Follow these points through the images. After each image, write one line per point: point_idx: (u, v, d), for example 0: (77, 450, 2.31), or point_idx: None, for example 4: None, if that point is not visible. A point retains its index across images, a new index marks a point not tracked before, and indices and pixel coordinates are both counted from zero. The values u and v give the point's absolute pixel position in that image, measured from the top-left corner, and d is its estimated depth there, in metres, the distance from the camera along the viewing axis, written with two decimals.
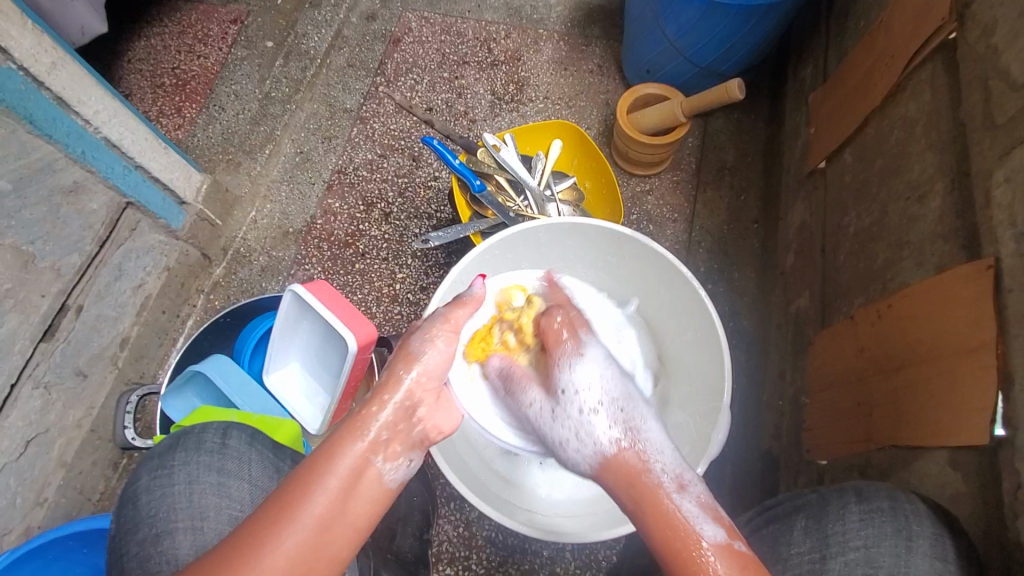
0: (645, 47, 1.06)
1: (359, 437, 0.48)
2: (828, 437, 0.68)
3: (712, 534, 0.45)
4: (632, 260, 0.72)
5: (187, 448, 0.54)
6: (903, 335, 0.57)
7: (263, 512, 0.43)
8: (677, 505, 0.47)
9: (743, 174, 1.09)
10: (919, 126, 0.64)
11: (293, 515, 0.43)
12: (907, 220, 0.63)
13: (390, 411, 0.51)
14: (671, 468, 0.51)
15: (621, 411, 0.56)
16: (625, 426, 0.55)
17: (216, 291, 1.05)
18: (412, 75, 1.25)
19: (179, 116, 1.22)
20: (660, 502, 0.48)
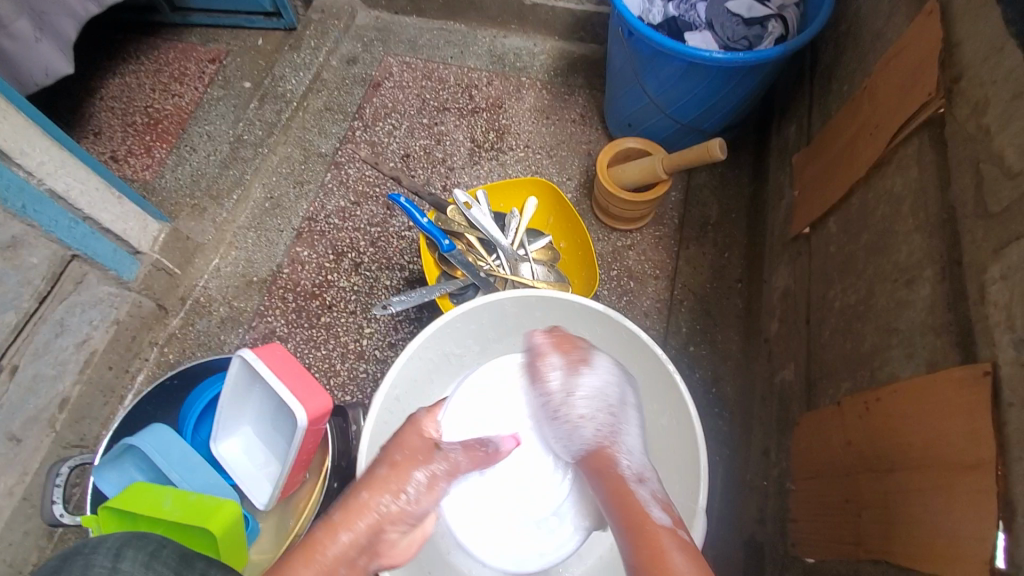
0: (627, 101, 1.04)
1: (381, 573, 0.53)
2: (813, 534, 0.63)
3: (661, 519, 0.50)
4: (606, 335, 0.68)
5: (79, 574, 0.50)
6: (894, 435, 0.53)
7: None
8: (635, 491, 0.52)
9: (727, 232, 1.06)
10: (906, 204, 0.61)
11: None
12: (896, 304, 0.59)
13: None
14: (637, 465, 0.56)
15: (609, 417, 0.59)
16: (608, 423, 0.58)
17: (171, 344, 0.99)
18: (391, 120, 1.22)
19: (148, 156, 1.17)
20: (631, 491, 0.53)
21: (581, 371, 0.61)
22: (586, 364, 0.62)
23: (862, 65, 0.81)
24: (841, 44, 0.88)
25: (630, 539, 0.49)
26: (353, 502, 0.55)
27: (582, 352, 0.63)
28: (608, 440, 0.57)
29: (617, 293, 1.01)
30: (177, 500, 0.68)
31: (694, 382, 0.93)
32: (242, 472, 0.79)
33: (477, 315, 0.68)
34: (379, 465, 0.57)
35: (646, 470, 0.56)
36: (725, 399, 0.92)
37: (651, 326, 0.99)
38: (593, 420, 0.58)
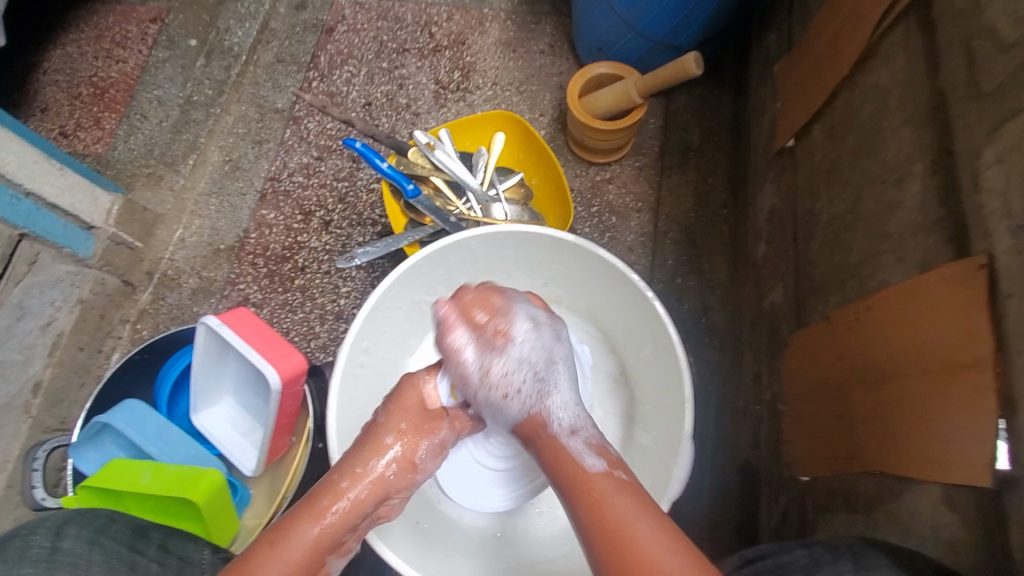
0: (595, 21, 0.97)
1: (357, 482, 0.52)
2: (808, 452, 0.61)
3: (594, 466, 0.48)
4: (583, 267, 0.65)
5: (7, 557, 0.48)
6: (885, 342, 0.50)
7: (280, 528, 0.49)
8: (567, 446, 0.51)
9: (710, 156, 1.01)
10: (893, 97, 0.56)
11: (299, 539, 0.49)
12: (884, 207, 0.55)
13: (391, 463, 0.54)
14: (569, 419, 0.54)
15: (536, 378, 0.55)
16: (536, 389, 0.55)
17: (143, 320, 0.96)
18: (348, 67, 1.14)
19: (98, 128, 1.09)
20: (554, 447, 0.51)
21: (494, 359, 0.56)
22: (502, 326, 0.57)
23: None
24: None
25: (570, 500, 0.47)
26: (358, 470, 0.53)
27: (498, 314, 0.57)
28: (537, 405, 0.54)
29: (599, 230, 0.97)
30: (157, 473, 0.66)
31: (682, 314, 0.90)
32: (225, 440, 0.78)
33: (447, 255, 0.65)
34: (384, 431, 0.56)
35: (580, 421, 0.54)
36: (716, 328, 0.89)
37: (636, 261, 0.95)
38: (518, 391, 0.55)
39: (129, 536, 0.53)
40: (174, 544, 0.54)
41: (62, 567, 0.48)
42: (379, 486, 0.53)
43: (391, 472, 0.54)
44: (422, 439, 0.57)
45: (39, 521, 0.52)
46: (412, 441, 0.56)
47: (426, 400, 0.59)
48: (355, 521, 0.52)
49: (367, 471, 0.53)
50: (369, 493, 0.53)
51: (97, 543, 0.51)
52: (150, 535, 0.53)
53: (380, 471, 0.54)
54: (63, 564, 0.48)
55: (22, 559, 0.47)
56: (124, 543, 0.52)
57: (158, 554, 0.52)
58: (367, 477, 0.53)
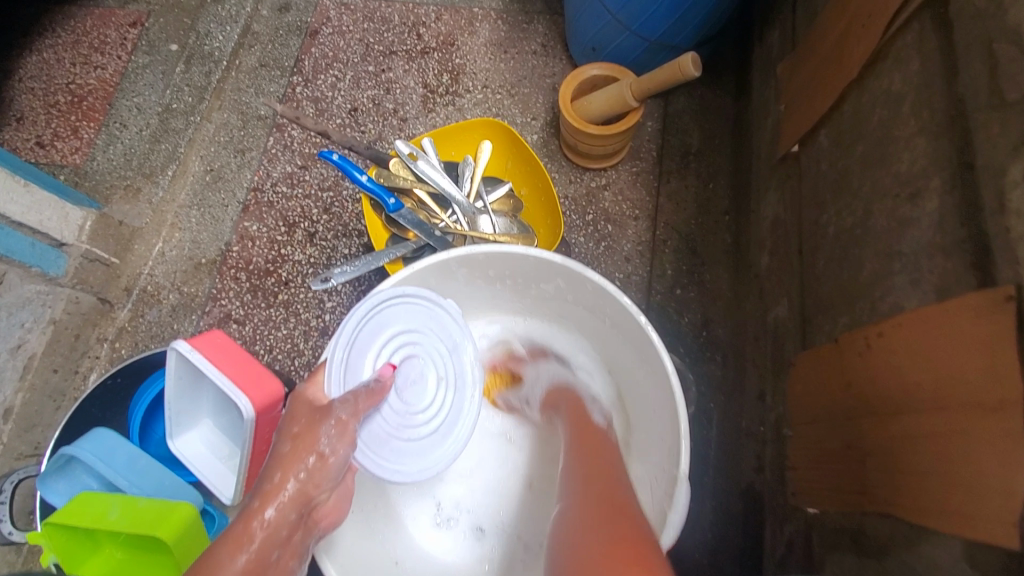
0: (588, 21, 0.93)
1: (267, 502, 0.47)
2: (814, 484, 0.57)
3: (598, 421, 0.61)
4: (572, 289, 0.62)
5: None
6: (899, 373, 0.46)
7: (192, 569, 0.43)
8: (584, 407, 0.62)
9: (710, 160, 0.96)
10: (907, 103, 0.52)
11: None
12: (897, 224, 0.51)
13: (304, 472, 0.49)
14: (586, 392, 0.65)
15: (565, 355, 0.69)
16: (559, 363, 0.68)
17: (121, 338, 0.92)
18: (333, 71, 1.10)
19: (76, 138, 1.05)
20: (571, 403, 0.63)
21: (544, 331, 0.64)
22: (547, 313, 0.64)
23: None
24: None
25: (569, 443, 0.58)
26: (267, 487, 0.47)
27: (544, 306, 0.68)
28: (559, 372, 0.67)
29: (594, 239, 0.93)
30: (125, 509, 0.63)
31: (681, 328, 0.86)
32: (202, 467, 0.74)
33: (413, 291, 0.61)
34: (280, 441, 0.50)
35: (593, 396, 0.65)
36: (717, 343, 0.85)
37: (633, 272, 0.91)
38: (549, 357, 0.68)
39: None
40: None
41: None
42: (300, 493, 0.48)
43: (304, 475, 0.49)
44: (319, 430, 0.51)
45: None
46: (306, 435, 0.50)
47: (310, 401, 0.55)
48: (285, 535, 0.47)
49: (275, 487, 0.48)
50: (289, 503, 0.48)
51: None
52: None
53: (290, 482, 0.48)
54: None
55: None
56: None
57: None
58: (279, 492, 0.47)
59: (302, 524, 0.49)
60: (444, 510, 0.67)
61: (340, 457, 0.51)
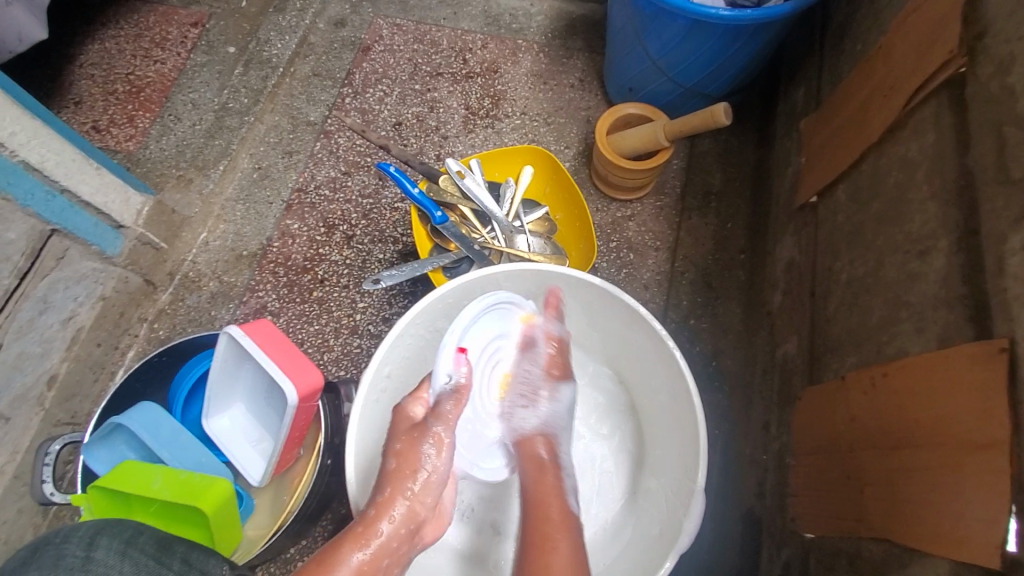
0: (628, 63, 1.00)
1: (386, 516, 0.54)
2: (814, 510, 0.62)
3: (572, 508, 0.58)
4: (604, 306, 0.68)
5: (43, 565, 0.50)
6: (901, 411, 0.51)
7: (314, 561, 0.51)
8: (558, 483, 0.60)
9: (730, 200, 1.02)
10: (921, 170, 0.58)
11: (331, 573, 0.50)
12: (906, 277, 0.56)
13: (416, 483, 0.56)
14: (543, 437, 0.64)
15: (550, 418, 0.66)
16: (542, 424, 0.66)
17: (160, 319, 0.97)
18: (381, 86, 1.17)
19: (131, 126, 1.10)
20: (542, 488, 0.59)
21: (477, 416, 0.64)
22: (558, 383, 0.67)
23: (879, 21, 0.76)
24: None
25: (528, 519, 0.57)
26: (380, 497, 0.55)
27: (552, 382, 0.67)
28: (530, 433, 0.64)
29: (616, 265, 0.99)
30: (167, 479, 0.67)
31: (693, 356, 0.91)
32: (234, 447, 0.78)
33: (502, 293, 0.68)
34: (386, 459, 0.57)
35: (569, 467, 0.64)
36: (726, 373, 0.89)
37: (651, 299, 0.96)
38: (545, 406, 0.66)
39: (150, 548, 0.53)
40: (195, 558, 0.54)
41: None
42: (409, 510, 0.55)
43: (411, 493, 0.56)
44: (419, 448, 0.58)
45: (70, 529, 0.53)
46: (408, 455, 0.57)
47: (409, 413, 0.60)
48: (394, 546, 0.54)
49: (385, 498, 0.55)
50: (401, 517, 0.55)
51: (126, 554, 0.52)
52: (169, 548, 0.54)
53: (399, 497, 0.55)
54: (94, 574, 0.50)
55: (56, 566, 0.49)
56: (150, 555, 0.52)
57: (181, 569, 0.53)
58: (391, 503, 0.55)
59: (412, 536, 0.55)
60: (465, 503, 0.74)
61: (441, 472, 0.58)
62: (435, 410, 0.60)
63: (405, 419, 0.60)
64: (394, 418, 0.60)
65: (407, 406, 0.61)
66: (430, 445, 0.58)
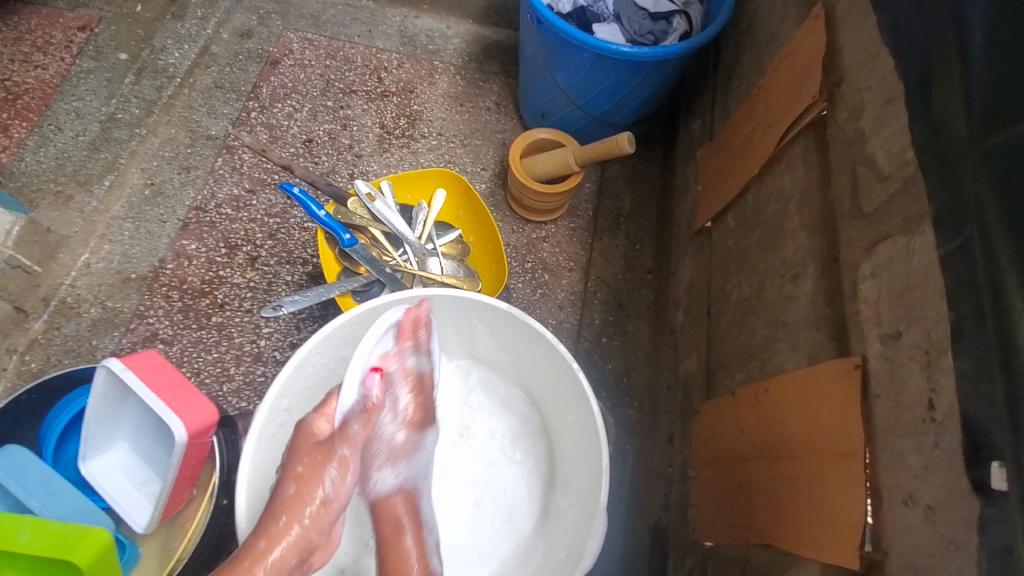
0: (539, 91, 1.03)
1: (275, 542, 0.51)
2: (711, 519, 0.65)
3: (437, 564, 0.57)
4: (509, 332, 0.69)
5: None
6: (779, 423, 0.55)
7: None
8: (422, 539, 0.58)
9: (638, 223, 1.08)
10: (794, 202, 0.64)
11: None
12: (782, 299, 0.62)
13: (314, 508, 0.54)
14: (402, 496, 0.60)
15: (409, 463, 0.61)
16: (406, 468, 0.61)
17: (33, 351, 0.87)
18: (291, 102, 1.12)
19: (3, 136, 0.98)
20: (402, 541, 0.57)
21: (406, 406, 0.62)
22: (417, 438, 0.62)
23: (759, 64, 0.84)
24: (740, 43, 0.91)
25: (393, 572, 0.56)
26: (273, 528, 0.52)
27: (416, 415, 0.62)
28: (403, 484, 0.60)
29: (531, 286, 1.00)
30: (35, 530, 0.58)
31: (605, 373, 0.94)
32: (115, 492, 0.70)
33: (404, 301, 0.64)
34: (284, 483, 0.55)
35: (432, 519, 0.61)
36: (636, 389, 0.93)
37: (565, 318, 0.99)
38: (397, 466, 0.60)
39: None
40: None
41: None
42: (301, 538, 0.53)
43: (307, 520, 0.53)
44: (322, 470, 0.56)
45: None
46: (311, 477, 0.55)
47: (311, 433, 0.57)
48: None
49: (280, 528, 0.52)
50: (292, 546, 0.52)
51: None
52: None
53: (294, 525, 0.53)
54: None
55: None
56: None
57: None
58: (283, 535, 0.52)
59: (303, 565, 0.53)
60: (375, 534, 0.69)
61: (342, 496, 0.56)
62: (342, 429, 0.58)
63: (309, 436, 0.57)
64: (298, 435, 0.58)
65: (312, 422, 0.58)
66: (333, 467, 0.56)
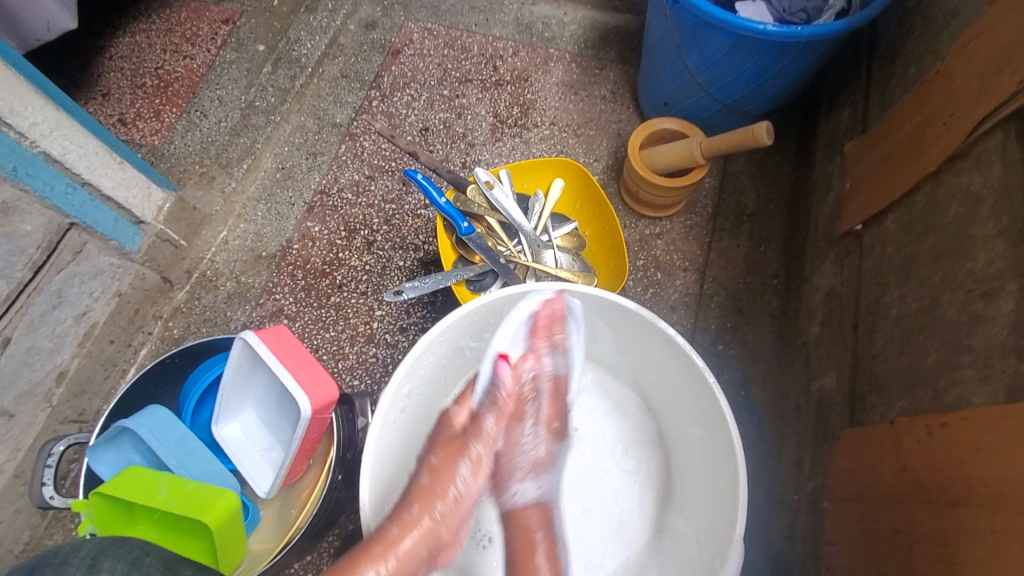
0: (665, 77, 0.97)
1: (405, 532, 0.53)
2: (852, 559, 0.60)
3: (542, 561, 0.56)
4: (635, 333, 0.65)
5: None
6: (962, 467, 0.49)
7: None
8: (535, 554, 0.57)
9: (765, 222, 0.98)
10: (987, 206, 0.55)
11: None
12: (968, 318, 0.54)
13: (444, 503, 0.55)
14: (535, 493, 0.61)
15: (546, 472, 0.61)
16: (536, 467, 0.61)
17: (175, 318, 0.95)
18: (409, 90, 1.15)
19: (157, 120, 1.09)
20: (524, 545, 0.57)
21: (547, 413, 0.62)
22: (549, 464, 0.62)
23: (935, 45, 0.73)
24: (908, 20, 0.80)
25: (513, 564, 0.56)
26: (407, 516, 0.54)
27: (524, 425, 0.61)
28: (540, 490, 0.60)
29: (643, 285, 0.95)
30: (172, 489, 0.65)
31: (722, 383, 0.87)
32: (243, 456, 0.75)
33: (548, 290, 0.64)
34: (419, 473, 0.57)
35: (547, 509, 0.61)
36: (757, 403, 0.85)
37: (677, 321, 0.92)
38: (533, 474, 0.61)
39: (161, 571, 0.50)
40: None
41: None
42: (431, 531, 0.54)
43: (439, 515, 0.55)
44: (454, 465, 0.57)
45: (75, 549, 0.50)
46: (443, 470, 0.56)
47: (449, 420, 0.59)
48: (413, 567, 0.52)
49: (413, 518, 0.54)
50: (423, 538, 0.53)
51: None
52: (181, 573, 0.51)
53: (425, 517, 0.54)
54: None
55: None
56: None
57: None
58: (415, 526, 0.53)
59: (431, 559, 0.54)
60: (482, 531, 0.69)
61: (473, 494, 0.57)
62: (476, 423, 0.58)
63: (448, 427, 0.59)
64: (439, 427, 0.60)
65: (452, 412, 0.60)
66: (465, 465, 0.57)
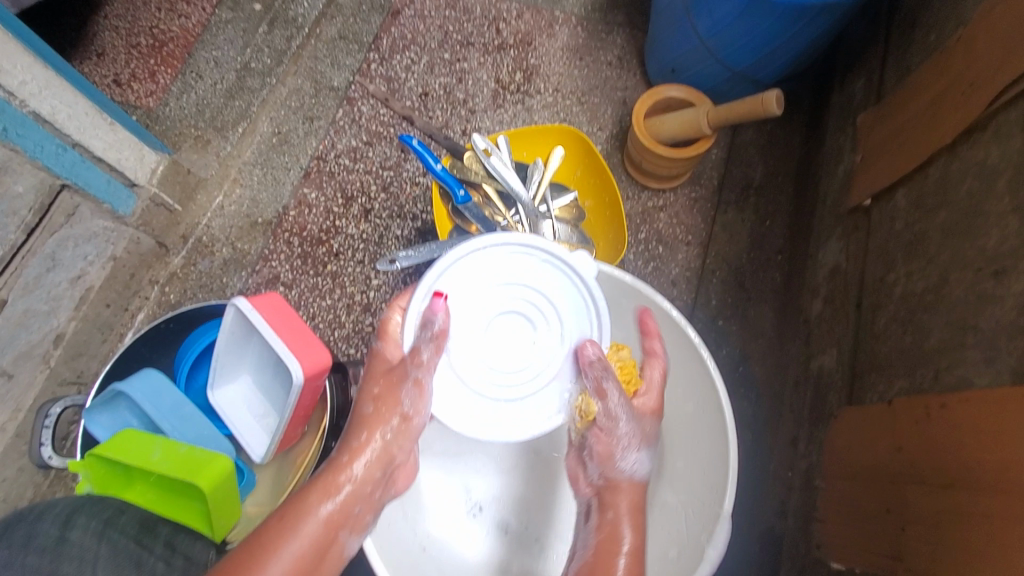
0: (673, 42, 0.93)
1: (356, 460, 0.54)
2: (843, 539, 0.59)
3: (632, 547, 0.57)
4: (631, 306, 0.64)
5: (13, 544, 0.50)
6: (961, 448, 0.48)
7: (272, 524, 0.48)
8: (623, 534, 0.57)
9: (771, 196, 0.96)
10: (1003, 180, 0.52)
11: (296, 533, 0.48)
12: (976, 298, 0.52)
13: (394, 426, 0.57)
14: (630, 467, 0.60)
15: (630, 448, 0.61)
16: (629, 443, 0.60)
17: (171, 283, 0.95)
18: (409, 53, 1.11)
19: (152, 82, 1.04)
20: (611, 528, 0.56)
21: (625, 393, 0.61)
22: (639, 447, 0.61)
23: (959, 9, 0.68)
24: None
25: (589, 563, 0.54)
26: (355, 444, 0.55)
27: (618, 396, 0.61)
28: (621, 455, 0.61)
29: (644, 258, 0.93)
30: (167, 451, 0.65)
31: (719, 359, 0.86)
32: (239, 420, 0.76)
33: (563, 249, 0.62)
34: (363, 404, 0.57)
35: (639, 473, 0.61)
36: (754, 380, 0.84)
37: (677, 296, 0.91)
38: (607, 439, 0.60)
39: (137, 530, 0.54)
40: (179, 542, 0.56)
41: (68, 561, 0.49)
42: (381, 453, 0.56)
43: (388, 435, 0.56)
44: (398, 394, 0.57)
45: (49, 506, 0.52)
46: (387, 397, 0.57)
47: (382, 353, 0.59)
48: (367, 489, 0.54)
49: (360, 444, 0.55)
50: (372, 461, 0.55)
51: (105, 536, 0.52)
52: (157, 532, 0.55)
53: (374, 440, 0.56)
54: (67, 558, 0.50)
55: (28, 546, 0.50)
56: (130, 537, 0.54)
57: (164, 552, 0.54)
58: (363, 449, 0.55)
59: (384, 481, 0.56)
60: (475, 500, 0.70)
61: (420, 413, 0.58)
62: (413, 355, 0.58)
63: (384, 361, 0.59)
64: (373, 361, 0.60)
65: (384, 349, 0.59)
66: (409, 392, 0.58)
